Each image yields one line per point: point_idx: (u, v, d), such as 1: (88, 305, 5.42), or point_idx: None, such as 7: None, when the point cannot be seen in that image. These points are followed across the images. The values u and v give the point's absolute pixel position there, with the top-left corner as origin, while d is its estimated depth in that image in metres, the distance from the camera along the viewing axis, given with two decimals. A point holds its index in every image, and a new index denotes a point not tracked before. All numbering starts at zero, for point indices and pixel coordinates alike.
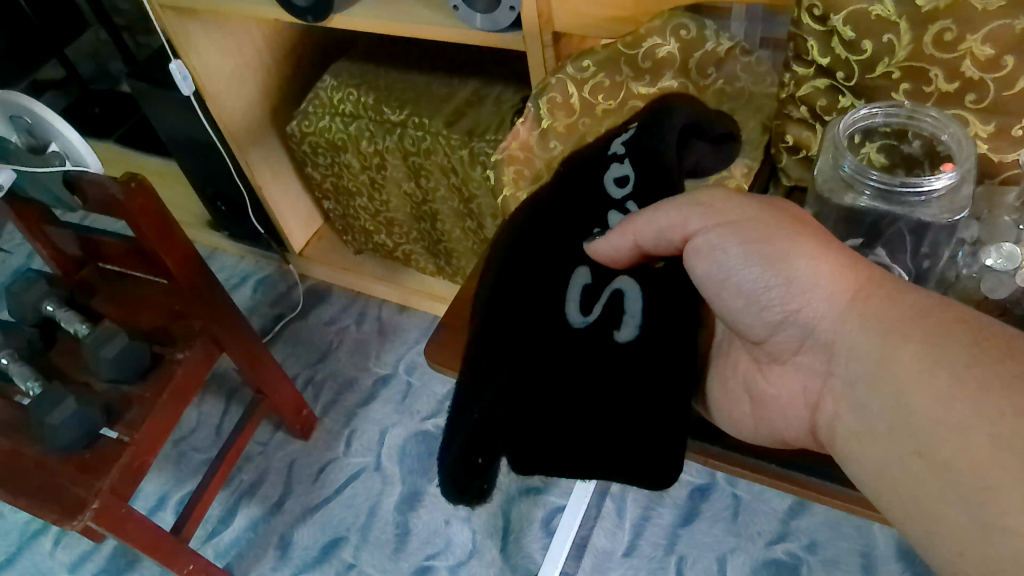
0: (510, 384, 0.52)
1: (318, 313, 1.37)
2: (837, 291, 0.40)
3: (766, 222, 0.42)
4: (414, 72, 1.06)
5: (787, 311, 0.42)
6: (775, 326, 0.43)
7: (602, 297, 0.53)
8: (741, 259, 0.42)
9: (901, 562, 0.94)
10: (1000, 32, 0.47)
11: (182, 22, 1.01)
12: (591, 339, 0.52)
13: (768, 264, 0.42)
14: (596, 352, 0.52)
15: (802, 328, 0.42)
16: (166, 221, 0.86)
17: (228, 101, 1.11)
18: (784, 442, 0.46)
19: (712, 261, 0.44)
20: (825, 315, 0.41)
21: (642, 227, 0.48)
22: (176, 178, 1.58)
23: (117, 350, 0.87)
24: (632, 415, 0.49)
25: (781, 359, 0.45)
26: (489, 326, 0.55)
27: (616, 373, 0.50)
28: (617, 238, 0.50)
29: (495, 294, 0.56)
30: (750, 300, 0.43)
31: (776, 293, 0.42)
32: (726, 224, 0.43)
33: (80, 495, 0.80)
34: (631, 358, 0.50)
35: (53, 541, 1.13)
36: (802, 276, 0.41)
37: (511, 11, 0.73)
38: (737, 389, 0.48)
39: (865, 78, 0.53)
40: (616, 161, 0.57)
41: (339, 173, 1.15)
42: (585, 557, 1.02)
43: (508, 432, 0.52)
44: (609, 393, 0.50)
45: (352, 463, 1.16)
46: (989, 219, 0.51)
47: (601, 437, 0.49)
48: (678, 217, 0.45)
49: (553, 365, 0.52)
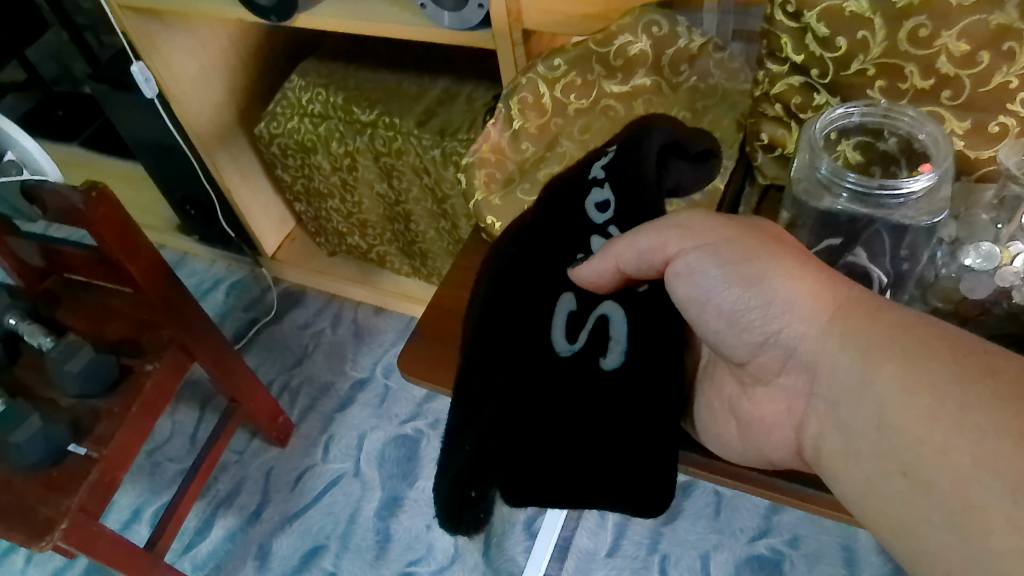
0: (501, 418, 0.52)
1: (292, 317, 1.35)
2: (815, 311, 0.39)
3: (745, 244, 0.41)
4: (383, 70, 1.04)
5: (767, 333, 0.41)
6: (757, 347, 0.42)
7: (587, 323, 0.53)
8: (721, 281, 0.42)
9: (882, 555, 0.95)
10: (975, 27, 0.46)
11: (142, 22, 0.98)
12: (578, 367, 0.51)
13: (748, 286, 0.41)
14: (583, 380, 0.51)
15: (784, 348, 0.41)
16: (129, 230, 0.83)
17: (192, 101, 1.08)
18: (770, 462, 0.45)
19: (693, 284, 0.43)
20: (806, 334, 0.39)
21: (624, 251, 0.47)
22: (143, 181, 1.55)
23: (82, 365, 0.84)
24: (621, 440, 0.47)
25: (763, 380, 0.43)
26: (478, 356, 0.56)
27: (603, 400, 0.49)
28: (599, 264, 0.49)
29: (483, 322, 0.56)
30: (729, 322, 0.42)
31: (756, 314, 0.40)
32: (706, 246, 0.42)
33: (48, 515, 0.77)
34: (615, 387, 0.49)
35: (24, 558, 1.11)
36: (780, 296, 0.40)
37: (479, 8, 0.71)
38: (721, 410, 0.46)
39: (840, 75, 0.52)
40: (597, 184, 0.56)
41: (310, 175, 1.13)
42: (568, 558, 1.02)
43: (501, 461, 0.51)
44: (599, 420, 0.49)
45: (330, 469, 1.14)
46: (966, 219, 0.51)
47: (590, 465, 0.48)
48: (658, 241, 0.44)
49: (544, 397, 0.51)
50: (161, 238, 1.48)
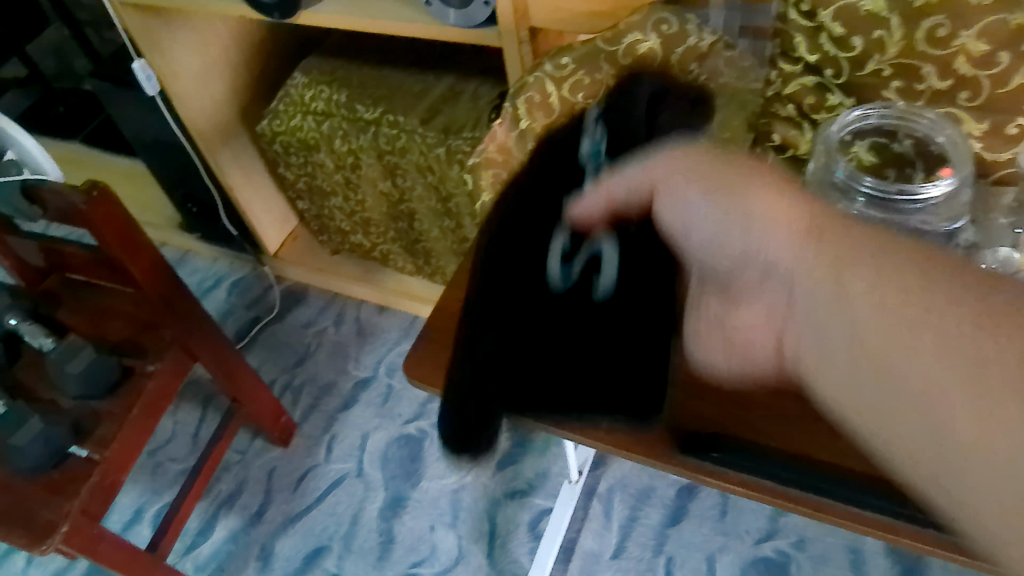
0: (499, 351, 0.53)
1: (295, 315, 1.34)
2: (793, 225, 0.37)
3: (727, 165, 0.38)
4: (387, 67, 1.03)
5: (750, 252, 0.37)
6: (738, 265, 0.38)
7: (580, 255, 0.53)
8: (704, 204, 0.38)
9: (889, 557, 0.94)
10: (994, 27, 0.46)
11: (144, 20, 0.97)
12: (572, 296, 0.53)
13: (730, 206, 0.37)
14: (576, 308, 0.53)
15: (762, 265, 0.37)
16: (131, 230, 0.82)
17: (194, 98, 1.07)
18: (751, 374, 0.41)
19: (678, 209, 0.39)
20: (786, 254, 0.36)
21: (614, 185, 0.43)
22: (144, 179, 1.55)
23: (82, 366, 0.83)
24: (617, 356, 0.52)
25: (742, 296, 0.39)
26: (473, 295, 0.55)
27: (598, 325, 0.52)
28: (592, 199, 0.45)
29: (479, 270, 0.55)
30: (715, 245, 0.38)
31: (740, 235, 0.37)
32: (689, 170, 0.39)
33: (50, 519, 0.77)
34: (609, 312, 0.52)
35: (25, 559, 1.10)
36: (759, 215, 0.37)
37: (485, 5, 0.70)
38: (712, 332, 0.41)
39: (854, 75, 0.52)
40: (589, 135, 0.54)
41: (313, 173, 1.11)
42: (572, 560, 1.01)
43: (500, 388, 0.53)
44: (594, 342, 0.52)
45: (333, 469, 1.13)
46: (984, 223, 0.49)
47: (587, 380, 0.52)
48: (645, 174, 0.41)
49: (541, 329, 0.53)
50: (163, 236, 1.47)
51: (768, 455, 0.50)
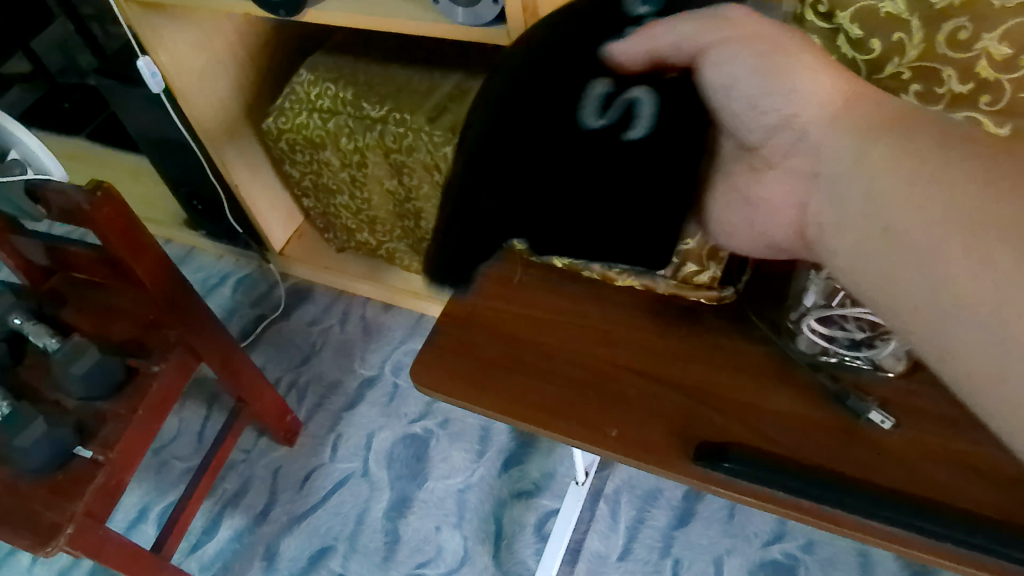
0: (507, 203, 0.51)
1: (300, 313, 1.33)
2: (831, 100, 0.39)
3: (774, 34, 0.40)
4: (394, 64, 1.03)
5: (783, 117, 0.40)
6: (771, 130, 0.41)
7: (614, 103, 0.48)
8: (747, 68, 0.41)
9: (898, 561, 0.93)
10: (1018, 30, 0.46)
11: (148, 16, 0.96)
12: (594, 144, 0.49)
13: (770, 71, 0.40)
14: (597, 156, 0.49)
15: (796, 133, 0.40)
16: (135, 230, 0.82)
17: (199, 95, 1.06)
18: (771, 242, 0.45)
19: (719, 72, 0.42)
20: (817, 118, 0.39)
21: (659, 39, 0.43)
22: (148, 175, 1.54)
23: (87, 367, 0.83)
24: (630, 213, 0.51)
25: (772, 163, 0.42)
26: (485, 130, 0.50)
27: (617, 176, 0.50)
28: (638, 46, 0.44)
29: (496, 111, 0.50)
30: (750, 104, 0.42)
31: (774, 99, 0.40)
32: (729, 39, 0.41)
33: (54, 520, 0.76)
34: (631, 161, 0.49)
35: (30, 558, 1.10)
36: (801, 85, 0.39)
37: (494, 3, 0.69)
38: (736, 202, 0.46)
39: (872, 78, 0.51)
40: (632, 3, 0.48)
41: (318, 170, 1.11)
42: (579, 561, 1.00)
43: (506, 228, 0.53)
44: (609, 194, 0.50)
45: (339, 469, 1.13)
46: None
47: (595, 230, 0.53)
48: (685, 39, 0.42)
49: (556, 181, 0.51)
50: (167, 233, 1.47)
51: (779, 466, 0.53)
